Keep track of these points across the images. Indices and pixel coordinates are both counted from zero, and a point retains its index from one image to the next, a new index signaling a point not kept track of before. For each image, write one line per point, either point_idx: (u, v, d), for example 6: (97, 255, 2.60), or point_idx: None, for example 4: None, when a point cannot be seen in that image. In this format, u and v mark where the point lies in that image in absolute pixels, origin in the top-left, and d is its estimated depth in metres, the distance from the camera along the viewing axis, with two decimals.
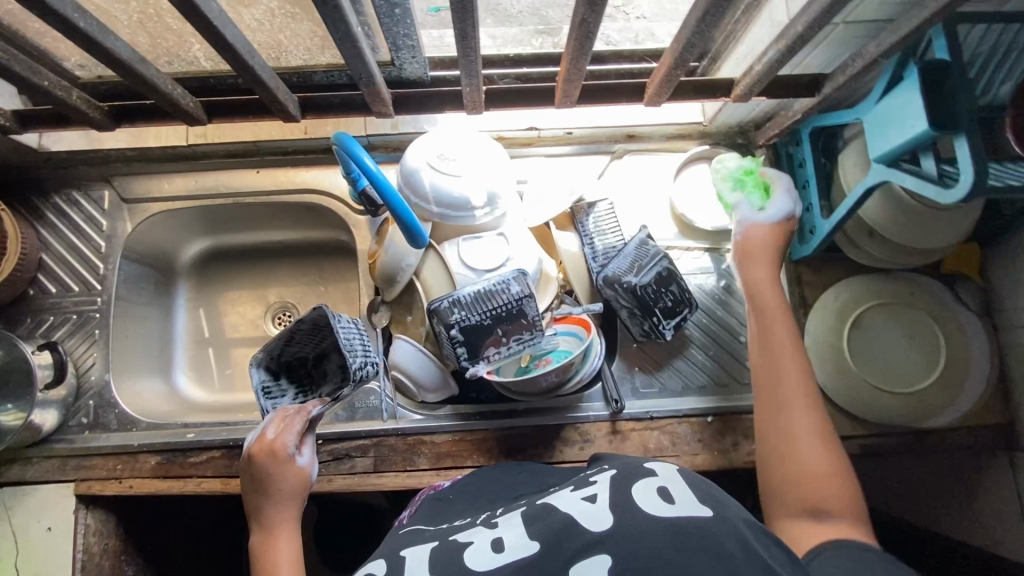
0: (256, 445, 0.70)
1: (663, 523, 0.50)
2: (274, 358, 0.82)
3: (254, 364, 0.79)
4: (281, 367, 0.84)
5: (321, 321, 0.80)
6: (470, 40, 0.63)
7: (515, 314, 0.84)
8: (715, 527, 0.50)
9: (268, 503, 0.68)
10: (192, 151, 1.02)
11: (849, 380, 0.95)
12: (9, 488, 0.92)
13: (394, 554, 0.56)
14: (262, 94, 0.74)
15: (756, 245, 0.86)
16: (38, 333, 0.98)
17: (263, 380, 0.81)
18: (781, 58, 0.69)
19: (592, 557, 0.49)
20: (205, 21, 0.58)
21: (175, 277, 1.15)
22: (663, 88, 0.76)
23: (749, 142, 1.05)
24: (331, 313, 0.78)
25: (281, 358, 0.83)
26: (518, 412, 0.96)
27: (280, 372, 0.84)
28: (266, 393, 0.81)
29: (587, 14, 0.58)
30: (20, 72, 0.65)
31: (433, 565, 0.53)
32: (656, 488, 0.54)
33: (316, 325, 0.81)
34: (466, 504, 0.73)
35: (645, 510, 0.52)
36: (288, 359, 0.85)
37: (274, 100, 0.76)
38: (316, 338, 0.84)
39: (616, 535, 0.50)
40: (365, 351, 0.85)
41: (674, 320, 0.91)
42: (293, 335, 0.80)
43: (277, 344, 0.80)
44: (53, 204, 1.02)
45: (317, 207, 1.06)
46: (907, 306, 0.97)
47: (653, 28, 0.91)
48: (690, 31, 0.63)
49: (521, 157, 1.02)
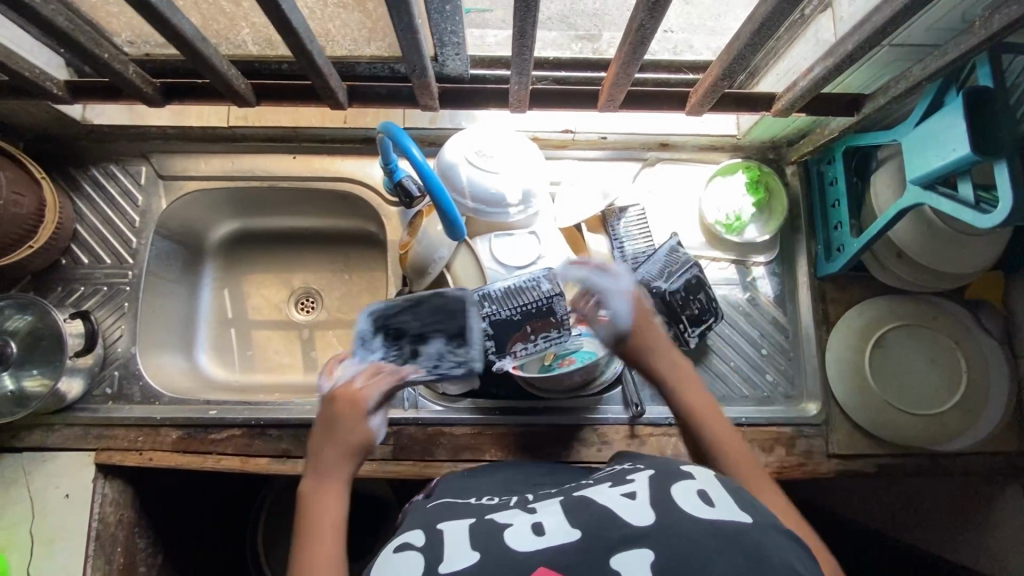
0: (351, 390, 0.71)
1: (704, 525, 0.51)
2: (391, 320, 0.81)
3: (375, 305, 0.81)
4: (392, 335, 0.81)
5: (455, 296, 0.82)
6: (526, 38, 0.64)
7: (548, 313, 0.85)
8: (756, 532, 0.51)
9: (330, 459, 0.66)
10: (231, 133, 1.02)
11: (870, 399, 0.95)
12: (28, 453, 0.92)
13: (431, 527, 0.59)
14: (312, 77, 0.74)
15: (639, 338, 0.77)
16: (68, 302, 0.99)
17: (372, 330, 0.81)
18: (828, 75, 0.70)
19: (632, 551, 0.50)
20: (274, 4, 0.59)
21: (202, 256, 1.16)
22: (707, 99, 0.77)
23: (780, 158, 1.07)
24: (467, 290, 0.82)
25: (398, 326, 0.81)
26: (537, 410, 0.96)
27: (389, 340, 0.81)
28: (364, 342, 0.80)
29: (645, 19, 0.59)
30: (82, 42, 0.66)
31: (473, 540, 0.55)
32: (696, 491, 0.56)
33: (449, 299, 0.81)
34: (490, 482, 0.75)
35: (687, 512, 0.53)
36: (403, 333, 0.81)
37: (325, 85, 0.76)
38: (438, 321, 0.82)
39: (657, 531, 0.51)
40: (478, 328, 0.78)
41: (700, 328, 0.92)
42: (421, 302, 0.81)
43: (403, 302, 0.81)
44: (90, 175, 1.03)
45: (350, 196, 1.07)
46: (931, 329, 0.97)
47: (691, 40, 0.95)
48: (743, 43, 0.64)
49: (555, 159, 1.04)
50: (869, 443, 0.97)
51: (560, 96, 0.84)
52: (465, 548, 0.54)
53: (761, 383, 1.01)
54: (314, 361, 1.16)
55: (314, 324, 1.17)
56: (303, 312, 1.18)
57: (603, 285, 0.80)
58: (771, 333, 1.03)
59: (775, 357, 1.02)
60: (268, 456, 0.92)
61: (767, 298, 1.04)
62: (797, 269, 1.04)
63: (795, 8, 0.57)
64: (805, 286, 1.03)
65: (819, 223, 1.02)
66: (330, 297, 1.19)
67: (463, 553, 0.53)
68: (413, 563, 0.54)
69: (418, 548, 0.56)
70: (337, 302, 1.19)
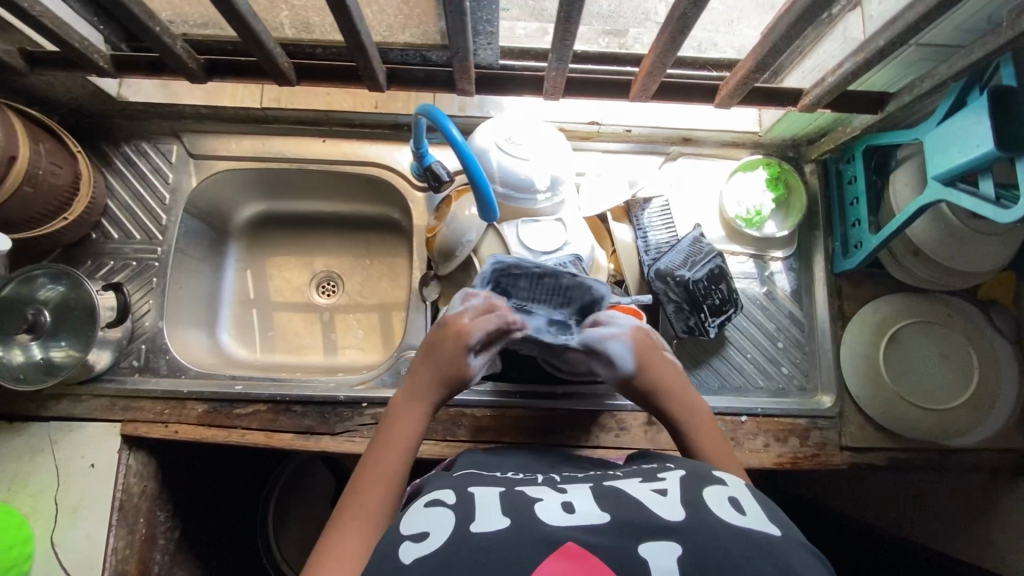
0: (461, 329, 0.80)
1: (735, 531, 0.53)
2: (511, 276, 0.86)
3: (501, 258, 0.85)
4: (505, 289, 0.88)
5: (575, 280, 0.84)
6: (570, 25, 0.65)
7: (595, 305, 0.87)
8: (784, 545, 0.53)
9: (423, 382, 0.76)
10: (263, 115, 1.04)
11: (883, 394, 0.97)
12: (55, 423, 0.93)
13: (462, 489, 0.61)
14: (358, 60, 0.78)
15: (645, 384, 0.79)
16: (98, 276, 1.01)
17: (490, 278, 0.86)
18: (858, 71, 0.72)
19: (663, 543, 0.52)
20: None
21: (227, 237, 1.18)
22: (737, 92, 0.79)
23: (800, 156, 1.09)
24: (590, 281, 0.85)
25: (513, 284, 0.87)
26: (557, 395, 0.98)
27: (500, 290, 0.88)
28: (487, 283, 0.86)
29: (688, 8, 0.61)
30: (138, 15, 0.67)
31: (504, 508, 0.57)
32: (727, 497, 0.58)
33: (569, 280, 0.85)
34: (511, 460, 0.77)
35: (719, 517, 0.55)
36: (514, 291, 0.88)
37: (367, 67, 0.79)
38: (548, 294, 0.87)
39: (688, 529, 0.53)
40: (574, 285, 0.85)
41: (719, 319, 0.94)
42: (541, 273, 0.85)
43: (526, 266, 0.84)
44: (123, 152, 1.04)
45: (377, 180, 1.09)
46: (944, 327, 0.99)
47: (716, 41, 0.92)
48: (779, 36, 0.66)
49: (580, 150, 1.06)
50: (880, 437, 0.99)
51: (592, 86, 0.86)
52: (496, 513, 0.56)
53: (776, 375, 1.03)
54: (333, 343, 1.17)
55: (334, 307, 1.19)
56: (324, 296, 1.19)
57: (597, 332, 0.81)
58: (787, 327, 1.04)
59: (791, 350, 1.04)
60: (292, 432, 0.94)
61: (784, 293, 1.06)
62: (814, 265, 1.06)
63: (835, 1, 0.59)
64: (821, 282, 1.05)
65: (836, 220, 1.04)
66: (351, 281, 1.21)
67: (494, 520, 0.55)
68: (445, 517, 0.56)
69: (449, 505, 0.58)
70: (357, 286, 1.21)
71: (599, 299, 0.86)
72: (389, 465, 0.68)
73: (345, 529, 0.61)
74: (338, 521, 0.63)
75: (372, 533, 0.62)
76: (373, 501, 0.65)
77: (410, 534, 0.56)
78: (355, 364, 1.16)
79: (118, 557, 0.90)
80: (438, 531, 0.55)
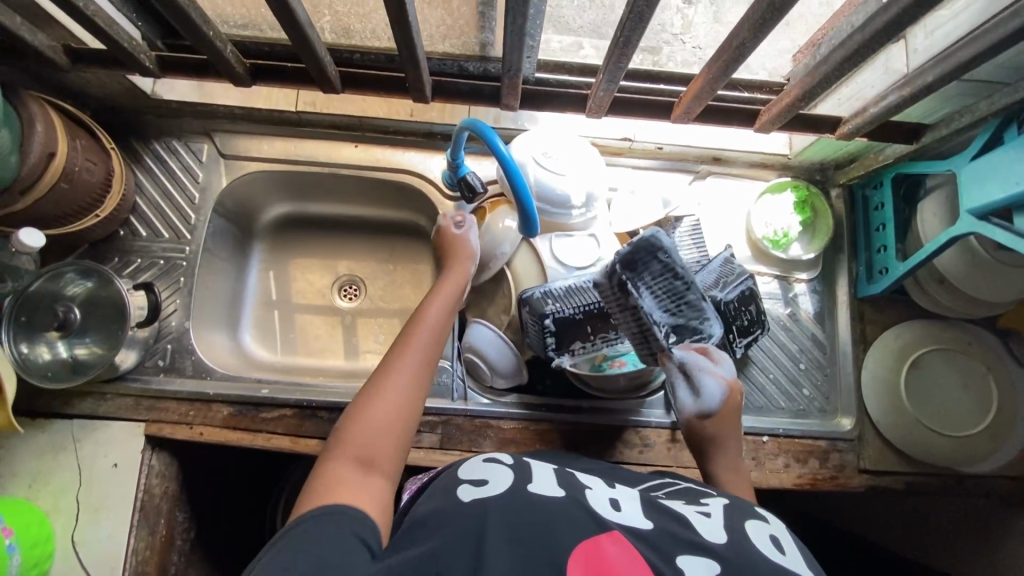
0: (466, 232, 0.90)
1: (774, 566, 0.54)
2: (652, 256, 0.79)
3: (660, 233, 0.78)
4: (635, 262, 0.79)
5: (701, 301, 0.82)
6: (625, 49, 0.66)
7: (691, 332, 0.85)
8: None
9: (457, 271, 0.85)
10: (297, 118, 1.04)
11: (902, 419, 0.99)
12: (78, 421, 0.93)
13: (520, 459, 0.68)
14: (409, 70, 0.80)
15: (710, 431, 0.83)
16: (124, 273, 1.00)
17: (638, 247, 0.77)
18: (901, 104, 0.73)
19: (702, 559, 0.53)
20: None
21: (252, 237, 1.17)
22: (779, 118, 0.80)
23: (826, 180, 1.10)
24: (709, 312, 0.83)
25: (643, 265, 0.79)
26: (582, 409, 0.98)
27: (630, 261, 0.79)
28: (642, 251, 0.78)
29: (747, 40, 0.61)
30: (195, 19, 0.67)
31: (558, 482, 0.63)
32: (769, 535, 0.59)
33: (695, 297, 0.81)
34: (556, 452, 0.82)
35: (761, 551, 0.56)
36: (639, 271, 0.79)
37: (418, 81, 0.83)
38: (665, 292, 0.81)
39: (728, 554, 0.54)
40: (684, 306, 0.82)
41: (746, 339, 0.95)
42: (679, 273, 0.79)
43: (674, 260, 0.78)
44: (152, 150, 1.04)
45: (408, 187, 1.09)
46: (964, 355, 1.01)
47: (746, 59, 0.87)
48: (830, 69, 0.67)
49: (612, 165, 1.07)
50: (898, 460, 1.00)
51: (634, 105, 0.87)
52: (551, 484, 0.62)
53: (798, 396, 1.04)
54: (354, 347, 1.17)
55: (356, 311, 1.19)
56: (347, 299, 1.19)
57: (700, 361, 0.83)
58: (810, 349, 1.05)
59: (812, 372, 1.05)
60: (318, 438, 0.94)
61: (808, 314, 1.07)
62: (837, 288, 1.07)
63: (892, 40, 0.60)
64: (844, 305, 1.06)
65: (861, 245, 1.05)
66: (374, 285, 1.21)
67: (550, 488, 0.61)
68: (503, 472, 0.63)
69: (508, 464, 0.65)
70: (380, 291, 1.20)
71: (699, 332, 0.85)
72: (428, 329, 0.75)
73: (394, 374, 0.70)
74: (384, 369, 0.71)
75: (418, 380, 0.71)
76: (415, 357, 0.72)
77: (469, 480, 0.62)
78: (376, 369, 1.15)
79: (138, 558, 0.90)
80: (497, 480, 0.61)
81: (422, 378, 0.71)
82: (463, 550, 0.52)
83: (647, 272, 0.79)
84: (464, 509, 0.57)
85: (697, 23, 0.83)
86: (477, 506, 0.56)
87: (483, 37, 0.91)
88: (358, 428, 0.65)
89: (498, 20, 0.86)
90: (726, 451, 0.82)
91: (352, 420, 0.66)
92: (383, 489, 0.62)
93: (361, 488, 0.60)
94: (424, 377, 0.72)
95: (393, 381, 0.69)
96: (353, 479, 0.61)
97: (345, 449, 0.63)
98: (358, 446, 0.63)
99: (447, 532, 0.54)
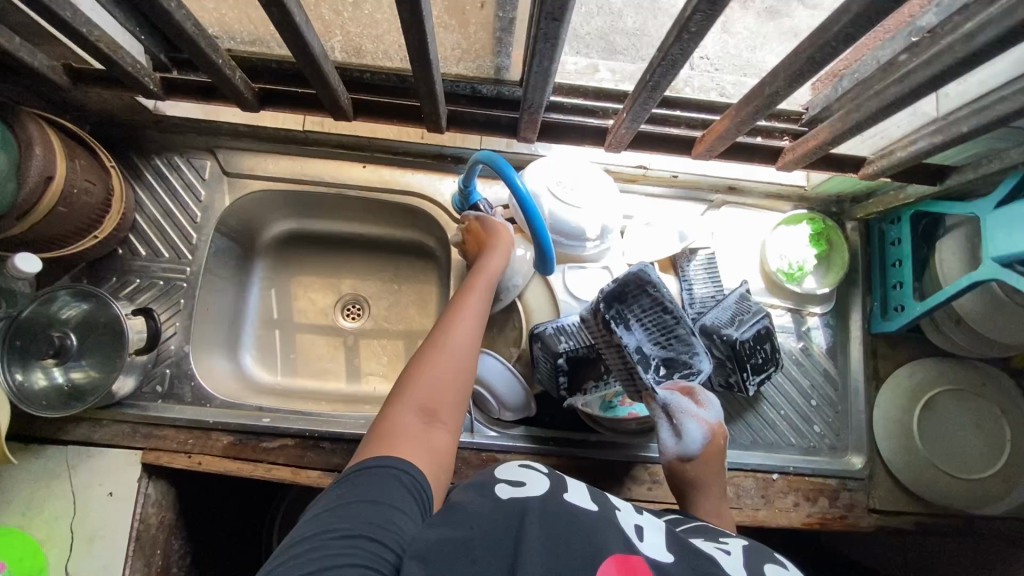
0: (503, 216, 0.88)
1: None
2: (642, 290, 0.80)
3: (650, 268, 0.78)
4: (623, 295, 0.80)
5: (691, 336, 0.82)
6: (653, 92, 0.64)
7: (682, 367, 0.84)
8: None
9: (499, 250, 0.84)
10: (303, 137, 1.00)
11: (915, 460, 0.98)
12: (73, 447, 0.90)
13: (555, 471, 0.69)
14: (425, 101, 0.78)
15: (692, 474, 0.82)
16: (122, 294, 0.97)
17: (626, 280, 0.78)
18: (931, 151, 0.71)
19: None
20: (420, 32, 0.60)
21: (254, 254, 1.14)
22: (805, 158, 0.78)
23: (842, 213, 1.08)
24: (700, 348, 0.83)
25: (633, 298, 0.80)
26: (590, 443, 0.96)
27: (618, 294, 0.79)
28: (632, 284, 0.79)
29: (782, 88, 0.59)
30: (205, 50, 0.65)
31: (592, 496, 0.63)
32: None
33: (683, 332, 0.82)
34: None
35: None
36: (626, 304, 0.80)
37: (433, 110, 0.81)
38: (654, 326, 0.82)
39: None
40: (672, 341, 0.83)
41: (760, 377, 0.93)
42: (668, 308, 0.80)
43: (662, 295, 0.79)
44: (153, 166, 1.00)
45: (416, 209, 1.06)
46: (979, 396, 1.00)
47: None
48: (863, 117, 0.65)
49: (625, 192, 1.04)
50: (908, 500, 0.99)
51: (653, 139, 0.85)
52: (585, 497, 0.62)
53: (809, 433, 1.02)
54: (356, 369, 1.14)
55: (360, 332, 1.16)
56: (350, 319, 1.16)
57: (684, 405, 0.81)
58: (821, 384, 1.04)
59: (824, 408, 1.03)
60: (320, 470, 0.91)
61: (820, 349, 1.05)
62: (851, 323, 1.05)
63: (930, 95, 0.58)
64: (858, 341, 1.04)
65: (876, 280, 1.04)
66: (377, 305, 1.18)
67: (585, 500, 0.62)
68: (539, 479, 0.64)
69: (543, 473, 0.66)
70: (385, 312, 1.18)
71: (689, 368, 0.84)
72: (475, 304, 0.77)
73: (445, 343, 0.72)
74: (435, 339, 0.73)
75: (468, 351, 0.73)
76: (464, 329, 0.74)
77: (507, 480, 0.64)
78: (378, 393, 1.13)
79: None
80: (534, 484, 0.62)
81: (471, 350, 0.74)
82: (499, 547, 0.52)
83: (636, 304, 0.80)
84: (502, 506, 0.57)
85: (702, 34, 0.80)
86: (516, 503, 0.57)
87: (499, 61, 0.87)
88: (414, 389, 0.68)
89: (515, 46, 0.83)
90: (708, 495, 0.81)
91: (407, 382, 0.69)
92: (437, 447, 0.65)
93: (418, 443, 0.63)
94: (472, 349, 0.74)
95: (445, 348, 0.72)
96: (410, 434, 0.64)
97: (400, 411, 0.66)
98: (414, 405, 0.66)
99: (484, 519, 0.55)
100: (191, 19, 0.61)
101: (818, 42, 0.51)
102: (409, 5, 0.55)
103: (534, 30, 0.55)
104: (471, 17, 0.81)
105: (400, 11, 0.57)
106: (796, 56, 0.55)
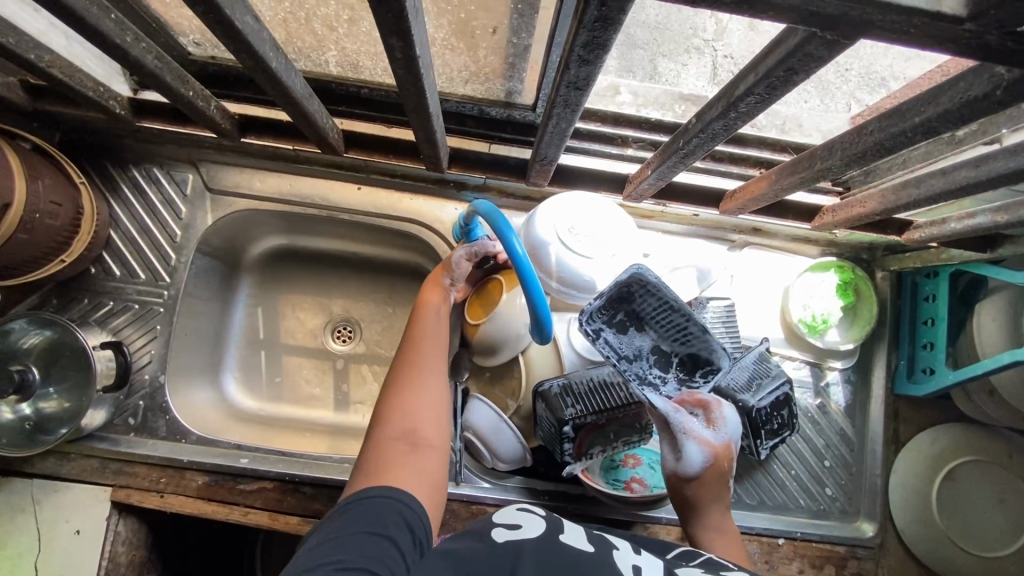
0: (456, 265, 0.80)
1: None
2: (642, 291, 0.73)
3: (648, 268, 0.71)
4: (629, 297, 0.74)
5: (706, 334, 0.73)
6: (685, 158, 0.58)
7: (705, 363, 0.77)
8: None
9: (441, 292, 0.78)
10: (292, 156, 0.91)
11: (931, 532, 0.93)
12: (39, 481, 0.85)
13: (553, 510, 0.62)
14: (423, 140, 0.70)
15: (694, 493, 0.76)
16: (93, 318, 0.90)
17: (623, 285, 0.73)
18: (992, 228, 0.63)
19: None
20: (417, 85, 0.52)
21: (240, 270, 1.06)
22: (851, 222, 0.72)
23: (873, 260, 0.99)
24: (719, 345, 0.74)
25: (637, 298, 0.74)
26: (588, 498, 0.89)
27: (621, 296, 0.74)
28: (629, 289, 0.73)
29: (837, 165, 0.51)
30: (170, 82, 0.57)
31: (590, 538, 0.58)
32: None
33: (697, 331, 0.73)
34: None
35: None
36: (634, 305, 0.75)
37: (434, 152, 0.75)
38: (664, 325, 0.75)
39: None
40: (686, 334, 0.75)
41: (774, 441, 0.87)
42: (676, 309, 0.72)
43: (669, 295, 0.72)
44: (131, 177, 0.92)
45: (414, 235, 0.98)
46: (1004, 469, 0.94)
47: (801, 118, 0.83)
48: (925, 193, 0.57)
49: (641, 229, 0.95)
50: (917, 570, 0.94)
51: None
52: (581, 538, 0.57)
53: (819, 495, 0.96)
54: (344, 397, 1.07)
55: (350, 356, 1.08)
56: (339, 343, 1.08)
57: (687, 423, 0.74)
58: (836, 444, 0.97)
59: (837, 470, 0.97)
60: (298, 516, 0.86)
61: (838, 407, 0.98)
62: (873, 379, 0.98)
63: (1008, 183, 0.50)
64: (879, 400, 0.98)
65: (904, 338, 0.97)
66: (370, 329, 1.09)
67: (581, 542, 0.56)
68: (537, 520, 0.59)
69: (540, 514, 0.61)
70: (376, 337, 1.09)
71: (712, 365, 0.77)
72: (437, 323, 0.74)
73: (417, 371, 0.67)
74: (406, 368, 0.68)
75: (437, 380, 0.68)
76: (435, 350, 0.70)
77: (501, 523, 0.58)
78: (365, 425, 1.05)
79: None
80: (531, 526, 0.57)
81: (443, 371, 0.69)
82: None
83: (639, 306, 0.74)
84: (495, 551, 0.52)
85: (732, 29, 0.82)
86: (507, 549, 0.52)
87: (511, 85, 0.79)
88: (395, 417, 0.62)
89: (529, 72, 0.75)
90: (706, 511, 0.75)
91: (387, 410, 0.63)
92: (428, 473, 0.60)
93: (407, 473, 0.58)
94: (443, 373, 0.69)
95: (419, 367, 0.67)
96: (397, 464, 0.58)
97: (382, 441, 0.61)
98: (394, 438, 0.61)
99: (474, 565, 0.50)
100: (154, 52, 0.54)
101: (889, 129, 0.44)
102: (405, 63, 0.47)
103: (554, 94, 0.49)
104: (480, 40, 0.71)
105: (394, 67, 0.49)
106: (858, 135, 0.47)
